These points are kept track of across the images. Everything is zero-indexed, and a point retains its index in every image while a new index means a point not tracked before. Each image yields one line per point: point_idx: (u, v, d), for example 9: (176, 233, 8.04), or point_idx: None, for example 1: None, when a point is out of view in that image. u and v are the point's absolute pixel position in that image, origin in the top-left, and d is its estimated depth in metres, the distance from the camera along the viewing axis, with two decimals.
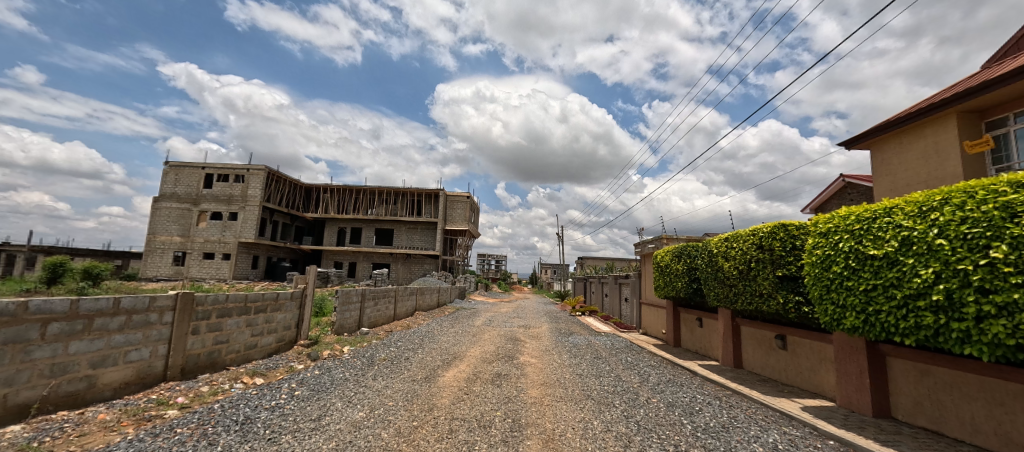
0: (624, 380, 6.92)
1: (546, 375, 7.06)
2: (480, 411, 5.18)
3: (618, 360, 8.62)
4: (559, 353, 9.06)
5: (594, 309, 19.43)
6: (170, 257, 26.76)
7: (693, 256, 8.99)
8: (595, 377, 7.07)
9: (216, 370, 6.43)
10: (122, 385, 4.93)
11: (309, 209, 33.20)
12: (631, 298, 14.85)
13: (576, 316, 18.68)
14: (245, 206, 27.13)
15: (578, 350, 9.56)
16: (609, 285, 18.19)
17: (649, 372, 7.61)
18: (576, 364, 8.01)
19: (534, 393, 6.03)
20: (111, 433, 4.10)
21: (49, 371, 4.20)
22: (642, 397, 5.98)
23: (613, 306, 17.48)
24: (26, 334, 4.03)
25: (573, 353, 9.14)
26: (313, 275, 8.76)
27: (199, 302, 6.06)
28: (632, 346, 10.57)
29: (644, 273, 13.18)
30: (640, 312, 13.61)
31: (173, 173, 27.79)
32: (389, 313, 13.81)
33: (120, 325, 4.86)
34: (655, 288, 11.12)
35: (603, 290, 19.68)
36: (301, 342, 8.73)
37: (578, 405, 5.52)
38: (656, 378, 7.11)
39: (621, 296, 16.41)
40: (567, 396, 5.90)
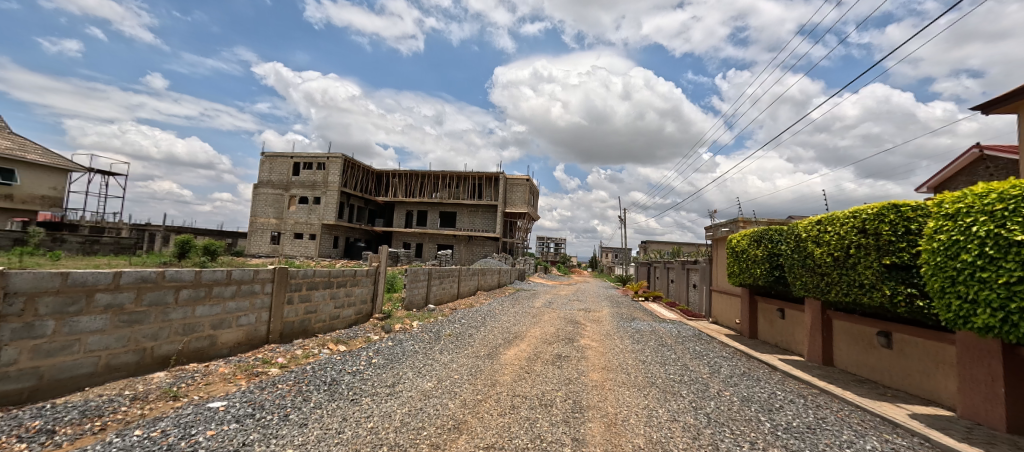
0: (693, 370, 6.61)
1: (609, 360, 6.95)
2: (541, 390, 5.26)
3: (686, 348, 8.25)
4: (622, 339, 8.86)
5: (658, 295, 18.68)
6: (267, 236, 30.20)
7: (778, 241, 8.20)
8: (661, 365, 6.83)
9: (307, 336, 7.21)
10: (235, 344, 5.72)
11: (381, 193, 35.40)
12: (700, 285, 14.06)
13: (639, 302, 18.12)
14: (327, 191, 29.60)
15: (642, 336, 9.28)
16: (676, 271, 17.39)
17: (721, 363, 7.18)
18: (640, 351, 7.78)
19: (594, 376, 5.98)
20: (229, 383, 4.81)
21: (182, 330, 4.97)
22: (713, 389, 5.66)
23: (680, 293, 16.71)
24: (165, 298, 4.73)
25: (637, 338, 8.90)
26: (385, 254, 9.36)
27: (293, 275, 6.76)
28: (702, 335, 10.03)
29: (716, 259, 12.35)
30: (711, 300, 12.85)
31: (267, 162, 31.04)
32: (453, 292, 14.43)
33: (232, 293, 5.59)
34: (729, 275, 10.40)
35: (669, 276, 18.80)
36: (377, 316, 9.45)
37: (641, 391, 5.39)
38: (729, 370, 6.69)
39: (689, 282, 15.57)
40: (630, 382, 5.78)
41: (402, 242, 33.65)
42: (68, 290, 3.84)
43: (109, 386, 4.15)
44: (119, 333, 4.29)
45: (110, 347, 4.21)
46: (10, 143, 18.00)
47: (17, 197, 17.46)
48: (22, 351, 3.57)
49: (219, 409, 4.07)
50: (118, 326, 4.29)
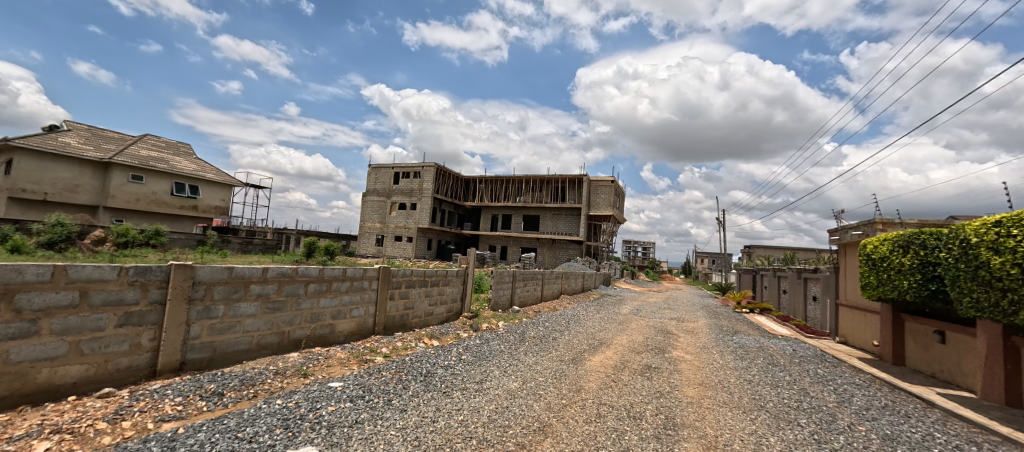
0: (814, 397, 5.87)
1: (707, 376, 6.48)
2: (629, 401, 5.14)
3: (804, 370, 7.32)
4: (722, 353, 8.19)
5: (767, 307, 16.80)
6: (373, 239, 33.73)
7: (936, 248, 6.82)
8: (772, 387, 6.19)
9: (405, 329, 7.96)
10: (349, 333, 6.56)
11: (469, 198, 37.26)
12: (822, 298, 12.37)
13: (742, 314, 16.51)
14: (421, 198, 32.08)
15: (748, 353, 8.45)
16: (790, 280, 15.52)
17: (851, 391, 6.25)
18: (746, 368, 7.11)
19: (690, 392, 5.65)
20: (344, 367, 5.56)
21: (310, 318, 5.86)
22: (842, 422, 4.97)
23: (794, 306, 14.84)
24: (297, 290, 5.59)
25: (741, 354, 8.15)
26: (473, 256, 9.87)
27: (394, 274, 7.51)
28: (825, 356, 8.83)
29: (844, 269, 10.77)
30: (836, 315, 11.23)
31: (372, 172, 34.63)
32: (537, 294, 14.67)
33: (346, 288, 6.41)
34: (863, 288, 9.01)
35: (780, 286, 16.78)
36: (465, 314, 10.02)
37: (748, 415, 4.96)
38: (865, 402, 5.79)
39: (806, 294, 13.77)
40: (733, 402, 5.36)
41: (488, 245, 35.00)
42: (231, 280, 4.71)
43: (258, 361, 5.07)
44: (264, 318, 5.19)
45: (260, 329, 5.14)
46: (193, 164, 22.70)
47: (202, 206, 22.09)
48: (202, 328, 4.50)
49: (337, 389, 4.73)
50: (265, 312, 5.19)
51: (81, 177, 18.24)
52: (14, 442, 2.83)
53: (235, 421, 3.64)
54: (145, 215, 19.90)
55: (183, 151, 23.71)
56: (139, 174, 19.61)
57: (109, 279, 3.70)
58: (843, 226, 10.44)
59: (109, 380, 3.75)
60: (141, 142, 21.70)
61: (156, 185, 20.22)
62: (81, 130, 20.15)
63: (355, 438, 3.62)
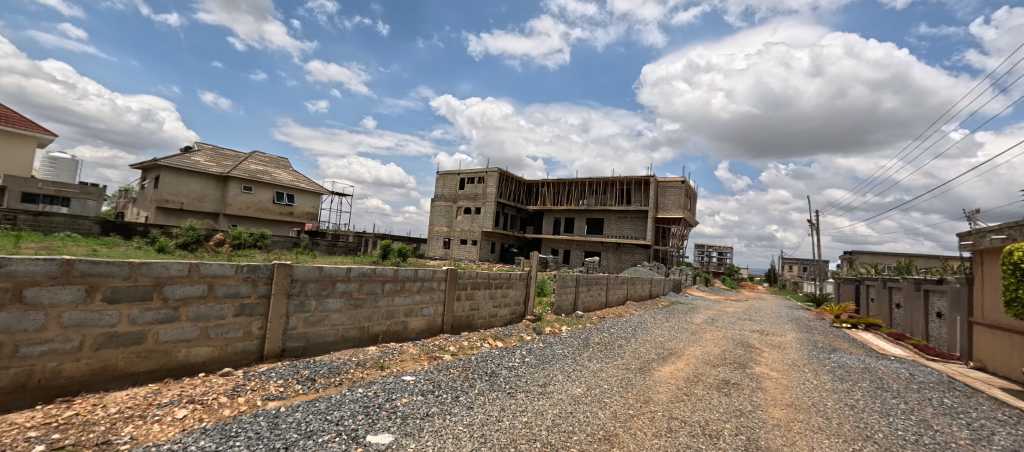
0: (934, 428, 5.09)
1: (796, 395, 5.89)
2: (704, 417, 4.87)
3: (922, 397, 6.34)
4: (815, 372, 7.39)
5: (875, 323, 14.79)
6: (440, 242, 35.32)
7: None
8: (876, 412, 5.48)
9: (471, 329, 8.29)
10: (420, 330, 7.00)
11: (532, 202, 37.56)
12: (949, 315, 10.66)
13: (844, 329, 14.73)
14: (485, 202, 32.99)
15: (848, 373, 7.53)
16: (904, 292, 13.52)
17: (984, 425, 5.32)
18: (845, 390, 6.35)
19: (774, 412, 5.20)
20: (416, 362, 5.96)
21: (386, 315, 6.35)
22: None
23: (911, 322, 12.89)
24: (376, 289, 6.11)
25: (837, 374, 7.32)
26: (536, 260, 9.98)
27: (461, 276, 7.86)
28: (949, 382, 7.60)
29: (980, 282, 9.17)
30: (969, 336, 9.58)
31: (440, 179, 36.31)
32: (602, 300, 14.40)
33: (418, 288, 6.85)
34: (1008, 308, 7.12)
35: (890, 300, 14.70)
36: (529, 317, 10.15)
37: (846, 443, 4.44)
38: (1005, 439, 4.89)
39: (929, 311, 11.91)
40: (827, 427, 4.84)
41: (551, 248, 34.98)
42: (321, 278, 5.26)
43: (343, 352, 5.62)
44: (348, 313, 5.73)
45: (345, 323, 5.69)
46: (289, 175, 25.51)
47: (296, 213, 24.74)
48: (298, 320, 5.10)
49: (410, 382, 5.10)
50: (348, 308, 5.72)
51: (205, 189, 21.33)
52: (162, 408, 3.44)
53: (325, 405, 4.09)
54: (252, 220, 22.76)
55: (281, 163, 26.76)
56: (248, 185, 22.47)
57: (228, 275, 4.31)
58: (977, 231, 8.93)
59: (228, 361, 4.40)
60: (248, 157, 24.89)
61: (261, 195, 23.02)
62: (204, 148, 23.63)
63: (426, 429, 3.89)
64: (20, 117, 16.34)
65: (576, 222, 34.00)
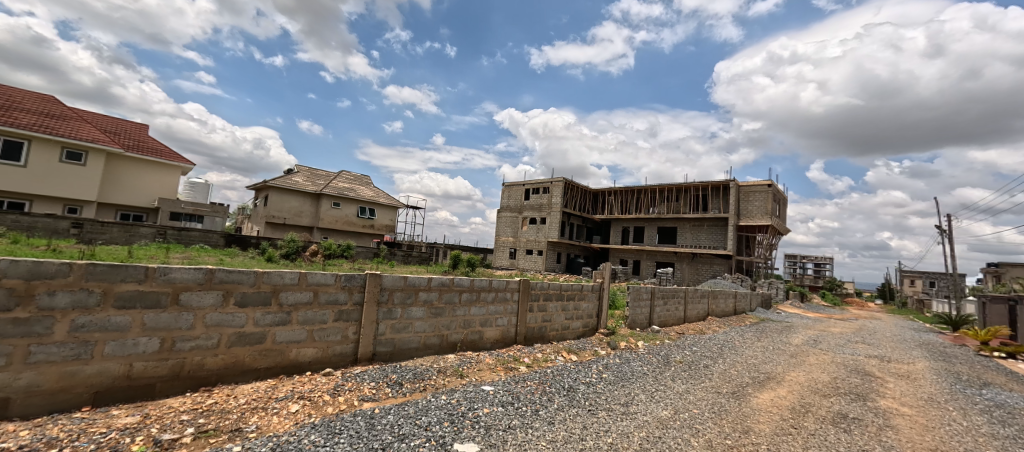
0: None
1: (941, 439, 4.93)
2: None
3: None
4: (963, 411, 6.15)
5: None
6: (507, 252, 35.81)
7: None
8: None
9: (544, 340, 8.24)
10: (495, 340, 7.11)
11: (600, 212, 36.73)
12: None
13: (994, 359, 12.15)
14: (550, 212, 32.89)
15: (1011, 415, 6.16)
16: None
17: None
18: (1011, 437, 5.20)
19: None
20: (493, 372, 6.04)
21: (463, 324, 6.55)
22: None
23: None
24: (454, 298, 6.32)
25: (992, 415, 6.05)
26: (609, 270, 9.64)
27: (534, 287, 7.85)
28: None
29: None
30: None
31: (507, 190, 37.00)
32: (679, 315, 13.49)
33: (492, 298, 6.97)
34: None
35: None
36: (601, 331, 9.82)
37: None
38: None
39: None
40: None
41: (620, 259, 33.78)
42: (406, 287, 5.59)
43: (425, 358, 5.88)
44: (430, 321, 5.99)
45: (426, 331, 5.95)
46: (371, 191, 27.73)
47: (377, 225, 26.78)
48: (386, 327, 5.44)
49: (489, 392, 5.17)
50: (429, 316, 5.98)
51: (303, 205, 23.96)
52: (279, 402, 3.86)
53: (413, 409, 4.30)
54: (341, 233, 25.08)
55: (364, 181, 29.21)
56: (337, 201, 24.85)
57: (329, 283, 4.74)
58: None
59: (328, 362, 4.83)
60: (337, 176, 27.53)
61: (348, 210, 25.30)
62: (302, 169, 26.64)
63: (510, 442, 3.91)
64: (169, 150, 19.86)
65: (647, 231, 32.51)
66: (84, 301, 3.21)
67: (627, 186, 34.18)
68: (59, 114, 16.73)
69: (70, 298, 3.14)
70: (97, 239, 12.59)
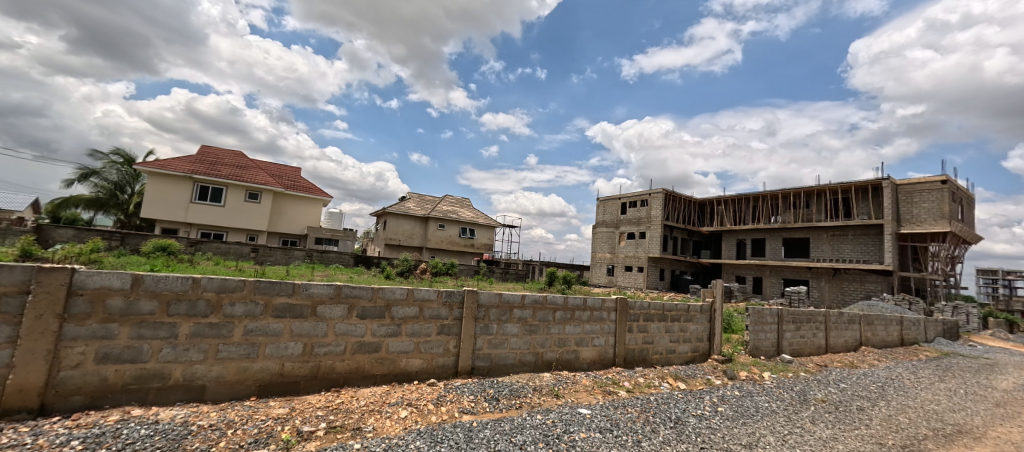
0: None
1: None
2: None
3: None
4: None
5: None
6: (604, 269, 34.83)
7: None
8: None
9: (647, 364, 7.81)
10: (592, 361, 6.99)
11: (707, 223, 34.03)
12: None
13: None
14: (650, 225, 31.31)
15: None
16: None
17: None
18: None
19: None
20: (591, 395, 5.92)
21: (558, 342, 6.58)
22: None
23: None
24: (547, 316, 6.39)
25: None
26: (720, 289, 8.85)
27: (632, 307, 7.52)
28: None
29: None
30: None
31: (602, 205, 36.30)
32: (819, 344, 11.65)
33: (588, 317, 6.89)
34: None
35: None
36: (715, 357, 8.97)
37: None
38: None
39: None
40: None
41: (736, 275, 30.57)
42: (501, 304, 5.84)
43: (521, 375, 6.03)
44: (525, 338, 6.15)
45: (522, 348, 6.11)
46: (471, 213, 29.48)
47: (476, 245, 28.26)
48: (483, 342, 5.73)
49: (586, 416, 5.10)
50: (524, 333, 6.15)
51: (414, 228, 26.45)
52: (391, 407, 4.31)
53: (510, 426, 4.44)
54: (445, 252, 27.05)
55: (465, 203, 31.21)
56: (442, 223, 26.93)
57: (432, 299, 5.19)
58: None
59: (433, 373, 5.24)
60: (441, 200, 29.88)
61: (451, 231, 27.23)
62: (412, 196, 29.49)
63: None
64: (311, 186, 23.62)
65: (769, 243, 29.06)
66: (253, 310, 3.98)
67: (742, 193, 31.07)
68: (244, 164, 21.20)
69: (244, 308, 3.93)
70: (267, 261, 15.40)
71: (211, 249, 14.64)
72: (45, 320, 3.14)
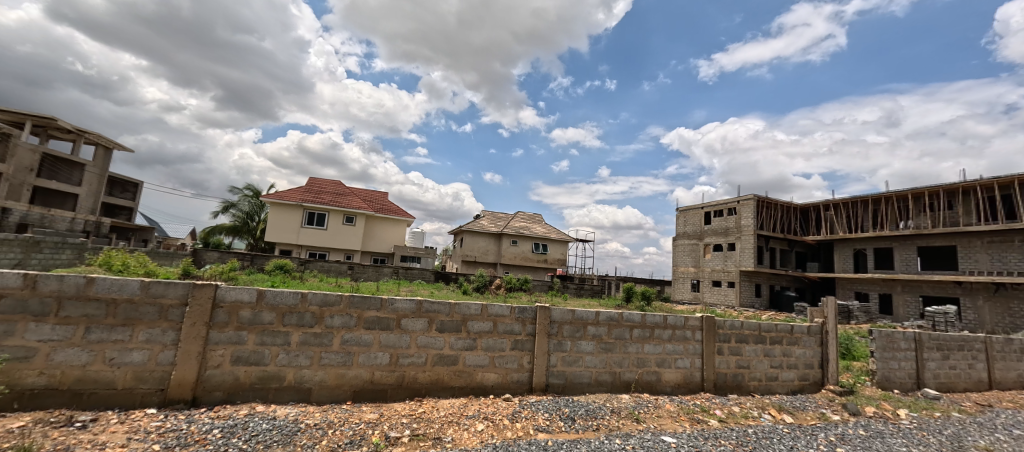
0: None
1: None
2: None
3: None
4: None
5: None
6: (688, 284, 32.56)
7: None
8: None
9: (742, 392, 7.12)
10: (676, 384, 6.59)
11: (812, 232, 30.64)
12: None
13: None
14: (741, 236, 28.78)
15: None
16: None
17: None
18: None
19: None
20: (676, 422, 5.56)
21: (637, 362, 6.33)
22: None
23: None
24: (623, 334, 6.19)
25: None
26: (832, 307, 7.86)
27: (720, 326, 6.95)
28: None
29: None
30: None
31: (683, 216, 34.28)
32: (974, 377, 9.64)
33: (669, 336, 6.54)
34: None
35: None
36: (831, 387, 7.87)
37: None
38: None
39: None
40: None
41: (854, 292, 26.48)
42: (574, 321, 5.81)
43: (597, 395, 5.89)
44: (600, 356, 6.02)
45: (598, 366, 5.99)
46: (545, 229, 29.61)
47: (550, 260, 28.26)
48: (558, 359, 5.73)
49: (671, 445, 4.79)
50: (600, 351, 6.03)
51: (489, 244, 27.37)
52: (469, 419, 4.49)
53: (587, 448, 4.35)
54: (520, 268, 27.47)
55: (537, 219, 31.52)
56: (515, 239, 27.52)
57: (505, 314, 5.34)
58: None
59: (508, 388, 5.36)
60: (514, 217, 30.54)
61: (525, 247, 27.65)
62: (488, 213, 30.49)
63: None
64: (396, 208, 25.62)
65: (898, 253, 24.77)
66: (349, 322, 4.45)
67: (859, 196, 27.22)
68: (342, 191, 23.78)
69: (341, 320, 4.41)
70: (361, 277, 16.93)
71: (317, 267, 16.55)
72: (196, 326, 3.84)
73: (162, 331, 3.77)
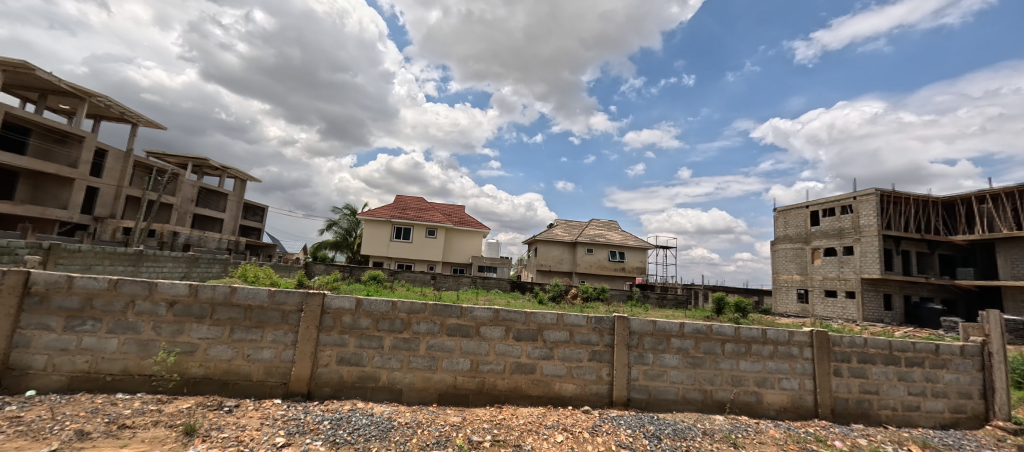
0: None
1: None
2: None
3: None
4: None
5: None
6: (794, 294, 29.20)
7: None
8: None
9: (870, 422, 6.18)
10: (781, 407, 5.96)
11: (960, 229, 25.84)
12: None
13: None
14: (860, 238, 25.14)
15: None
16: None
17: None
18: None
19: None
20: (781, 449, 5.01)
21: (732, 380, 5.85)
22: None
23: None
24: (713, 348, 5.79)
25: None
26: (1000, 323, 6.49)
27: (835, 343, 6.13)
28: None
29: None
30: None
31: (783, 217, 30.97)
32: None
33: (770, 353, 5.96)
34: None
35: None
36: (1000, 424, 6.46)
37: None
38: None
39: None
40: None
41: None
42: (656, 333, 5.58)
43: (686, 414, 5.56)
44: (687, 371, 5.69)
45: (684, 382, 5.67)
46: (622, 236, 28.74)
47: (628, 268, 27.18)
48: (639, 372, 5.54)
49: None
50: (686, 366, 5.70)
51: (563, 253, 27.33)
52: (547, 429, 4.53)
53: None
54: (596, 277, 26.89)
55: (616, 226, 30.74)
56: (590, 247, 27.08)
57: (582, 324, 5.32)
58: None
59: (587, 400, 5.30)
60: (591, 225, 30.09)
61: (601, 256, 27.05)
62: (565, 222, 30.38)
63: None
64: (473, 220, 26.73)
65: None
66: (433, 328, 4.78)
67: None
68: (424, 206, 25.49)
69: (427, 327, 4.75)
70: (444, 287, 17.88)
71: (405, 278, 17.81)
72: (310, 329, 4.42)
73: (284, 332, 4.40)
